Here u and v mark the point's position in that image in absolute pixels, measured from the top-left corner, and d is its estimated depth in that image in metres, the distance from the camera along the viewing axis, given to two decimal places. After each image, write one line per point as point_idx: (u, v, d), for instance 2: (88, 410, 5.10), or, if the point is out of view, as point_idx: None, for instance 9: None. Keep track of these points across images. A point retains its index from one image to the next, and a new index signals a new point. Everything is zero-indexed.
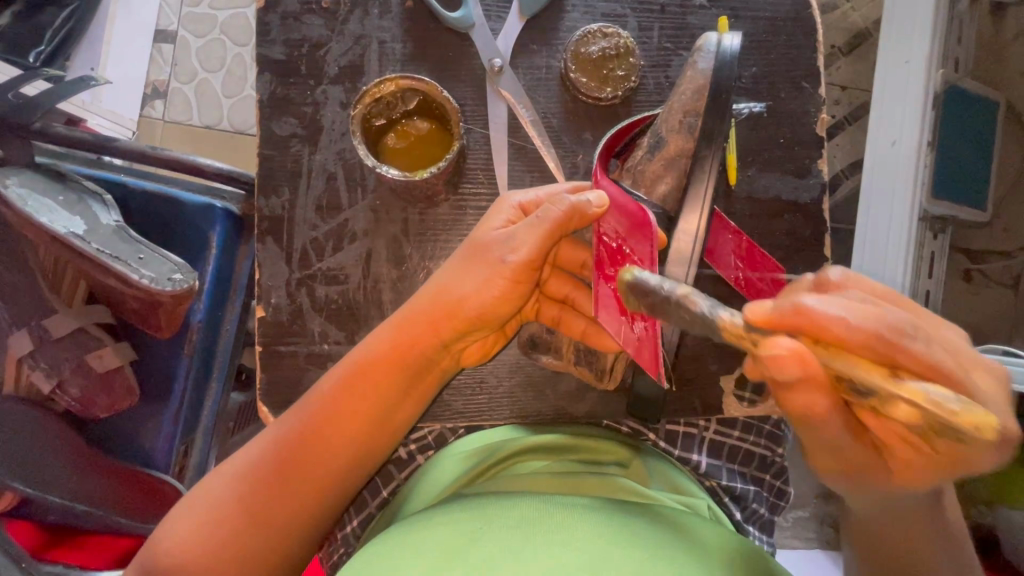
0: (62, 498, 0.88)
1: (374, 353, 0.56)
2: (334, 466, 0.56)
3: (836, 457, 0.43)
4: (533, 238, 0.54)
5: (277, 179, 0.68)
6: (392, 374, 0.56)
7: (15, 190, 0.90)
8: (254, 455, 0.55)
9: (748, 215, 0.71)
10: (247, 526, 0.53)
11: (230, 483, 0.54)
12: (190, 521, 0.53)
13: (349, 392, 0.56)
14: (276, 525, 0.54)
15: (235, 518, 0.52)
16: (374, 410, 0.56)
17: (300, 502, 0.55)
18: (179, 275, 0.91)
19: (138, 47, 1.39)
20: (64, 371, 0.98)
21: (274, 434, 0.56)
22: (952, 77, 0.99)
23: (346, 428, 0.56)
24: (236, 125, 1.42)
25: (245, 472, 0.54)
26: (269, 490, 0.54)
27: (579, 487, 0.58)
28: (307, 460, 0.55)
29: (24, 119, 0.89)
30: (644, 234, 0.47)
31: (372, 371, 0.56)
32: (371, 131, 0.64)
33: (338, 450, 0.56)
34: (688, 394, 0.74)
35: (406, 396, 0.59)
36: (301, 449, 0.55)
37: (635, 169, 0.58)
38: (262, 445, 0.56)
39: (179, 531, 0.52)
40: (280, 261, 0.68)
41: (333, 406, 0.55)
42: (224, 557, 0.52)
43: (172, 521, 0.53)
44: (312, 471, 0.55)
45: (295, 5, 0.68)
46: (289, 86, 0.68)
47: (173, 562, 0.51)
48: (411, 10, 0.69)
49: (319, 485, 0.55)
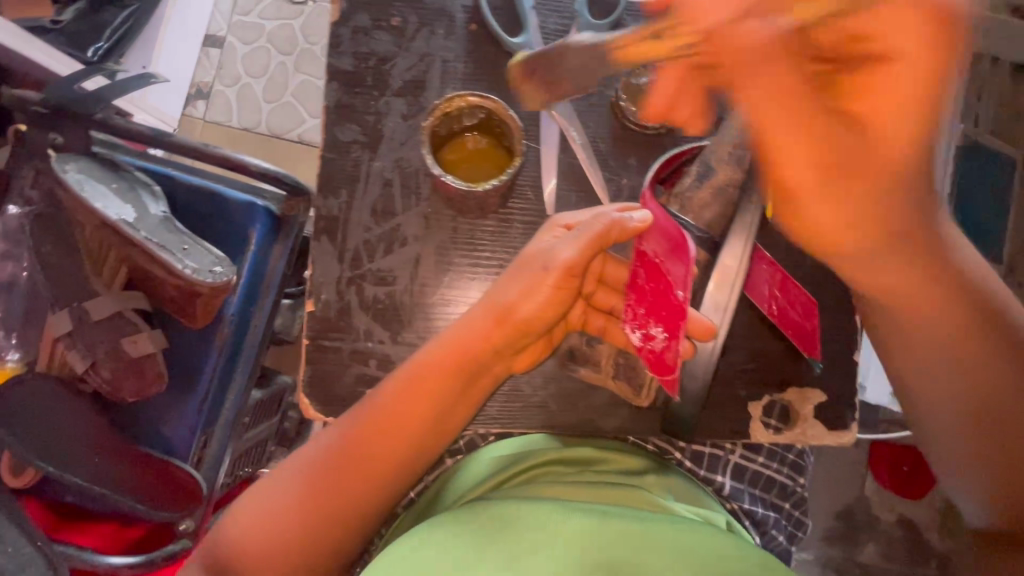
0: (80, 479, 0.92)
1: (429, 359, 0.58)
2: (397, 464, 0.57)
3: (799, 210, 0.49)
4: (573, 248, 0.57)
5: (336, 182, 0.71)
6: (446, 380, 0.58)
7: (72, 175, 0.94)
8: (318, 453, 0.57)
9: (784, 248, 0.74)
10: (312, 518, 0.55)
11: (296, 478, 0.56)
12: (255, 517, 0.55)
13: (404, 395, 0.58)
14: (344, 520, 0.55)
15: (298, 516, 0.54)
16: (429, 410, 0.58)
17: (366, 495, 0.56)
18: (220, 268, 0.94)
19: (186, 48, 1.46)
20: (99, 353, 1.01)
21: (337, 430, 0.58)
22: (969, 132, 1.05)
23: (404, 429, 0.57)
24: (273, 129, 1.49)
25: (310, 464, 0.57)
26: (335, 483, 0.56)
27: (602, 497, 0.60)
28: (366, 458, 0.56)
29: (87, 111, 0.92)
30: (680, 256, 0.53)
31: (428, 375, 0.58)
32: (435, 142, 0.67)
33: (401, 451, 0.57)
34: (718, 415, 0.71)
35: (460, 401, 0.60)
36: (364, 446, 0.56)
37: (682, 195, 0.61)
38: (325, 441, 0.58)
39: (246, 524, 0.55)
40: (333, 260, 0.70)
41: (389, 407, 0.57)
42: (297, 544, 0.54)
43: (235, 517, 0.56)
44: (374, 468, 0.56)
45: (367, 21, 0.72)
46: (355, 95, 0.71)
47: (242, 545, 0.54)
48: (474, 33, 0.73)
49: (381, 478, 0.57)
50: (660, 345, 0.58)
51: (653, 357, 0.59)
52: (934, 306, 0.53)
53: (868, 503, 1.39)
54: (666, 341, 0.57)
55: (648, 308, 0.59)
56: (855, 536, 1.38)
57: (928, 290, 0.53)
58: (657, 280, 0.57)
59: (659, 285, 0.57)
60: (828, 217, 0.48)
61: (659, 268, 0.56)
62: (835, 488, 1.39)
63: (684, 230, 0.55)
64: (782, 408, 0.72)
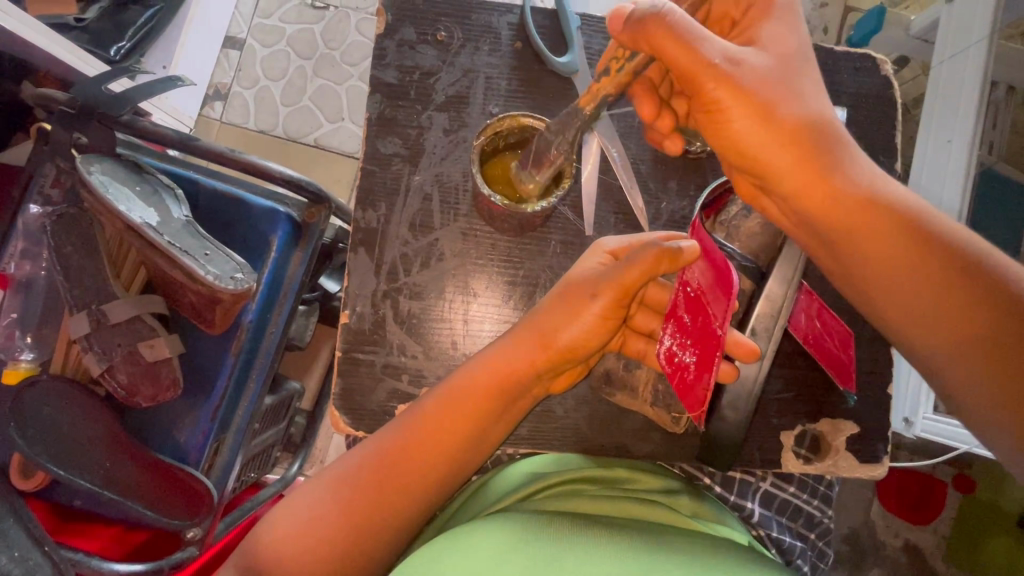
0: (91, 482, 0.91)
1: (472, 378, 0.58)
2: (436, 478, 0.58)
3: (722, 119, 0.53)
4: (620, 279, 0.56)
5: (376, 195, 0.70)
6: (488, 401, 0.58)
7: (97, 176, 0.92)
8: (358, 462, 0.57)
9: (820, 276, 0.73)
10: (348, 529, 0.54)
11: (336, 486, 0.56)
12: (290, 524, 0.55)
13: (448, 410, 0.58)
14: (381, 531, 0.56)
15: (334, 526, 0.54)
16: (471, 428, 0.58)
17: (404, 508, 0.56)
18: (241, 275, 0.93)
19: (208, 49, 1.45)
20: (116, 356, 0.99)
21: (378, 443, 0.58)
22: (988, 161, 1.05)
23: (446, 445, 0.57)
24: (291, 133, 1.48)
25: (349, 473, 0.57)
26: (375, 494, 0.56)
27: (633, 512, 0.59)
28: (407, 472, 0.56)
29: (115, 112, 0.91)
30: (724, 293, 0.52)
31: (469, 394, 0.58)
32: (485, 156, 0.66)
33: (441, 465, 0.57)
34: (750, 443, 0.71)
35: (501, 419, 0.60)
36: (406, 462, 0.57)
37: (729, 223, 0.66)
38: (366, 451, 0.58)
39: (279, 530, 0.55)
40: (370, 272, 0.69)
41: (433, 423, 0.57)
42: (326, 551, 0.54)
43: (271, 523, 0.56)
44: (415, 481, 0.57)
45: (412, 35, 0.72)
46: (398, 108, 0.71)
47: (274, 553, 0.53)
48: (519, 51, 0.73)
49: (422, 491, 0.57)
50: (689, 375, 0.56)
51: (681, 385, 0.58)
52: (881, 210, 0.53)
53: (873, 528, 1.37)
54: (695, 372, 0.55)
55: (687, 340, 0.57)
56: (861, 561, 1.36)
57: (869, 198, 0.53)
58: (699, 314, 0.55)
59: (700, 318, 0.55)
60: (752, 134, 0.53)
61: (701, 301, 0.55)
62: (843, 512, 1.38)
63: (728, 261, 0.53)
64: (814, 438, 0.72)
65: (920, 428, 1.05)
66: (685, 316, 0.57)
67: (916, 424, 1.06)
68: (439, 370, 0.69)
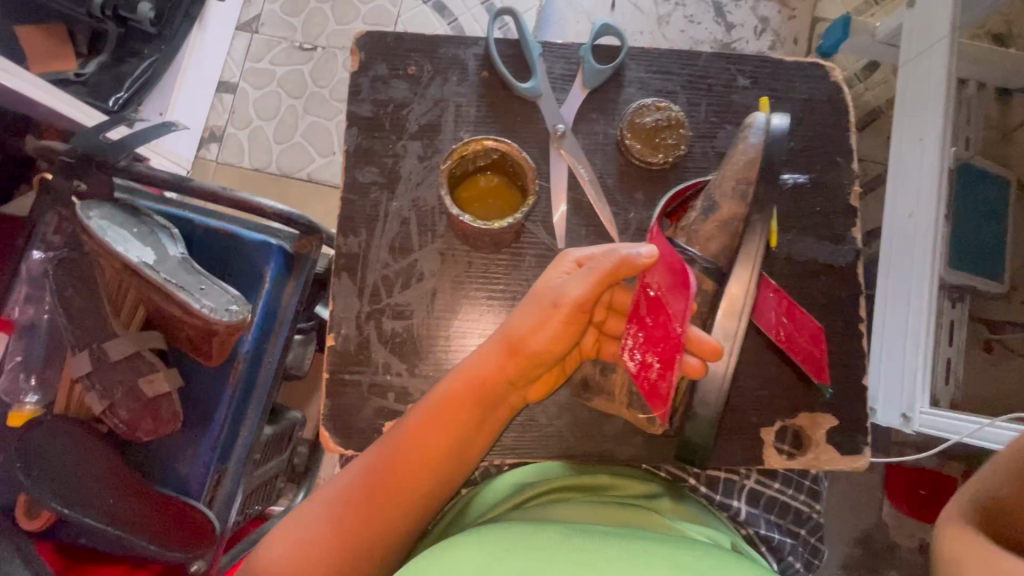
0: (95, 519, 0.91)
1: (451, 390, 0.61)
2: (420, 491, 0.59)
3: None
4: (584, 288, 0.58)
5: (356, 222, 0.74)
6: (466, 411, 0.61)
7: (96, 221, 0.96)
8: (347, 477, 0.59)
9: (788, 274, 0.76)
10: (338, 546, 0.56)
11: (326, 504, 0.58)
12: (282, 544, 0.56)
13: (427, 424, 0.60)
14: (370, 548, 0.57)
15: (324, 543, 0.56)
16: (451, 439, 0.60)
17: (391, 523, 0.58)
18: (236, 306, 0.96)
19: (202, 94, 1.52)
20: (117, 393, 1.02)
21: (366, 459, 0.60)
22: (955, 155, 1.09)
23: (429, 457, 0.60)
24: (283, 168, 1.54)
25: (339, 491, 0.59)
26: (361, 509, 0.57)
27: (616, 516, 0.61)
28: (391, 485, 0.58)
29: (112, 158, 0.96)
30: (681, 292, 0.55)
31: (449, 406, 0.60)
32: (455, 177, 0.70)
33: (425, 478, 0.60)
34: (731, 441, 0.73)
35: (480, 429, 0.62)
36: (391, 476, 0.59)
37: (689, 229, 0.68)
38: (354, 468, 0.60)
39: (272, 552, 0.56)
40: (353, 295, 0.73)
41: (413, 437, 0.60)
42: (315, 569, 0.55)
43: (264, 546, 0.58)
44: (401, 494, 0.59)
45: (385, 70, 0.77)
46: (373, 139, 0.75)
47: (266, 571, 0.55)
48: (486, 79, 0.77)
49: (408, 505, 0.59)
50: (654, 374, 0.59)
51: (649, 387, 0.60)
52: None
53: (885, 530, 1.36)
54: (660, 370, 0.58)
55: (652, 340, 0.59)
56: (875, 563, 1.35)
57: None
58: (661, 315, 0.57)
59: (660, 317, 0.58)
60: None
61: (661, 301, 0.57)
62: (852, 514, 1.37)
63: (683, 266, 0.56)
64: (794, 433, 0.74)
65: (918, 422, 0.98)
66: (648, 317, 0.60)
67: (914, 419, 0.99)
68: (423, 386, 0.71)
